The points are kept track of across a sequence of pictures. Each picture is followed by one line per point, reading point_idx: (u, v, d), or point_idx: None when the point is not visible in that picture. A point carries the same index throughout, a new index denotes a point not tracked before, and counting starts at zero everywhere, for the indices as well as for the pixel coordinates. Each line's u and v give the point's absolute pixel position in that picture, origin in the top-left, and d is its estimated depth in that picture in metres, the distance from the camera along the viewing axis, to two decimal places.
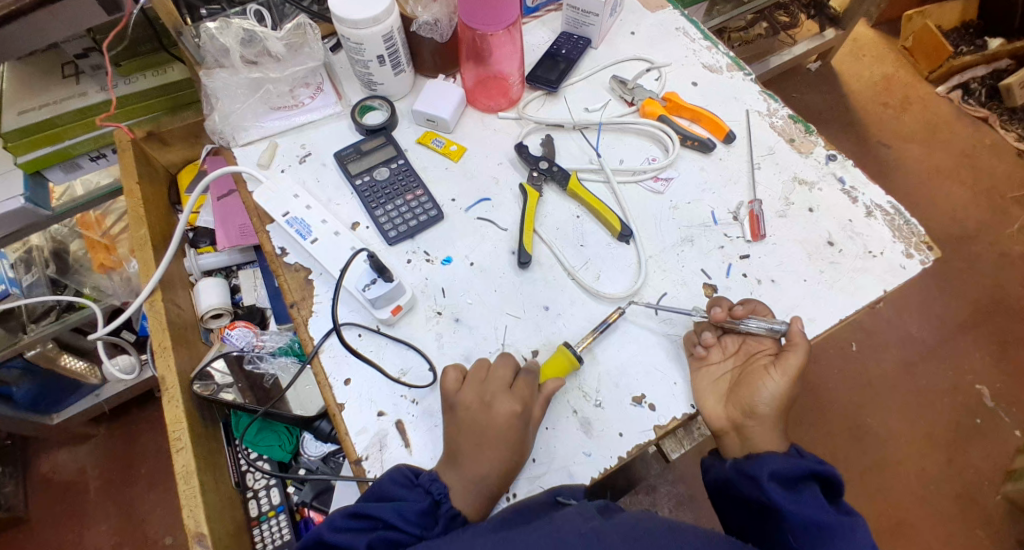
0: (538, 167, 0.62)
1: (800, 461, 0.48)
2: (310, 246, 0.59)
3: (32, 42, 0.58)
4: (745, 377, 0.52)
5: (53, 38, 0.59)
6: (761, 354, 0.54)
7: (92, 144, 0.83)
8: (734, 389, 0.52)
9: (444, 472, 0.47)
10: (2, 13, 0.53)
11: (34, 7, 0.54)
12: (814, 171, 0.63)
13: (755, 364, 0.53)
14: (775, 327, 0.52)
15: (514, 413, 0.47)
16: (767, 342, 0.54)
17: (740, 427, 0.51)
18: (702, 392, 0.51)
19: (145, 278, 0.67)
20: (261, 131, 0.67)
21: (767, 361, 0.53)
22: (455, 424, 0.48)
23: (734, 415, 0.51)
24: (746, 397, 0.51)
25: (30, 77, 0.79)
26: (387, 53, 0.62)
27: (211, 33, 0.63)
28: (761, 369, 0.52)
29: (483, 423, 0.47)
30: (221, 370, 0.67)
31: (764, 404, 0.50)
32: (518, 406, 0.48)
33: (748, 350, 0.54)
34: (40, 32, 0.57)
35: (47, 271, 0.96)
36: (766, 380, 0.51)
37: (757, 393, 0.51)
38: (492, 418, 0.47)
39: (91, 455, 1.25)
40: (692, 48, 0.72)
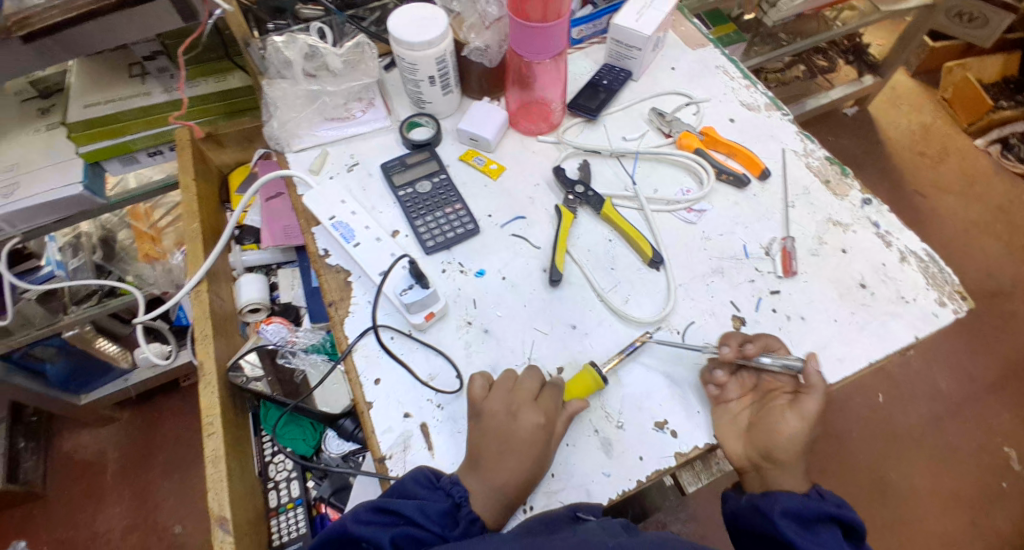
0: (574, 191, 0.65)
1: (818, 504, 0.49)
2: (352, 249, 0.61)
3: (105, 40, 0.63)
4: (764, 418, 0.52)
5: (125, 39, 0.64)
6: (778, 393, 0.54)
7: (151, 140, 0.89)
8: (752, 427, 0.52)
9: (467, 477, 0.48)
10: (78, 13, 0.59)
11: (110, 10, 0.59)
12: (849, 214, 0.64)
13: (771, 403, 0.53)
14: (790, 364, 0.51)
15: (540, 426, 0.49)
16: (784, 379, 0.54)
17: (759, 465, 0.52)
18: (723, 428, 0.52)
19: (192, 269, 0.70)
20: (314, 139, 0.71)
21: (785, 401, 0.53)
22: (476, 429, 0.50)
23: (753, 455, 0.52)
24: (765, 436, 0.51)
25: (98, 73, 0.85)
26: (438, 75, 0.66)
27: (277, 46, 0.69)
28: (778, 409, 0.52)
29: (501, 428, 0.49)
30: (252, 363, 0.69)
31: (787, 446, 0.51)
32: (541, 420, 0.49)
33: (764, 387, 0.55)
34: (114, 31, 0.62)
35: (92, 257, 1.04)
36: (784, 420, 0.51)
37: (776, 436, 0.51)
38: (517, 431, 0.48)
39: (113, 438, 1.29)
40: (731, 86, 0.74)
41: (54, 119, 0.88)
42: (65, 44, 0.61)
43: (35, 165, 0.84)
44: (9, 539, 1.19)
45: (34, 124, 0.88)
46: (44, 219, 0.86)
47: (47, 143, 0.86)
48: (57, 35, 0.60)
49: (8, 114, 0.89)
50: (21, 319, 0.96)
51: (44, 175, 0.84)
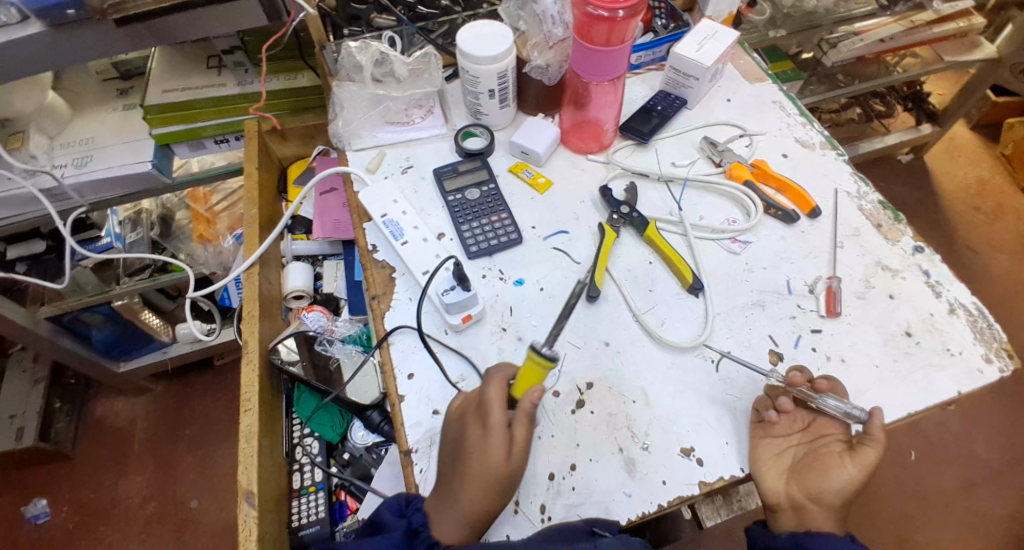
0: (618, 210, 0.66)
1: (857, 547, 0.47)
2: (399, 247, 0.64)
3: (191, 31, 0.68)
4: (817, 461, 0.51)
5: (210, 34, 0.69)
6: (831, 439, 0.53)
7: (219, 129, 0.94)
8: (801, 467, 0.52)
9: (432, 504, 0.49)
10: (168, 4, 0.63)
11: (200, 3, 0.64)
12: (899, 260, 0.63)
13: (823, 448, 0.52)
14: (852, 413, 0.50)
15: (528, 440, 0.49)
16: (839, 427, 0.53)
17: (799, 505, 0.50)
18: (765, 463, 0.51)
19: (248, 252, 0.74)
20: (373, 140, 0.74)
21: (839, 449, 0.52)
22: (456, 443, 0.50)
23: (795, 494, 0.51)
24: (815, 479, 0.50)
25: (180, 63, 0.91)
26: (497, 89, 0.68)
27: (351, 50, 0.73)
28: (833, 457, 0.51)
29: (473, 446, 0.48)
30: (289, 347, 0.71)
31: (833, 493, 0.49)
32: (519, 436, 0.49)
33: (817, 429, 0.54)
34: (201, 23, 0.67)
35: (150, 233, 1.11)
36: (841, 470, 0.50)
37: (826, 480, 0.50)
38: (498, 450, 0.48)
39: (144, 408, 1.34)
40: (787, 122, 0.74)
41: (131, 100, 0.95)
42: (155, 31, 0.66)
43: (109, 141, 0.91)
44: (35, 495, 1.24)
45: (112, 103, 0.95)
46: (112, 192, 0.92)
47: (122, 122, 0.93)
48: (149, 22, 0.65)
49: (90, 91, 0.96)
50: (76, 283, 1.05)
51: (115, 151, 0.90)
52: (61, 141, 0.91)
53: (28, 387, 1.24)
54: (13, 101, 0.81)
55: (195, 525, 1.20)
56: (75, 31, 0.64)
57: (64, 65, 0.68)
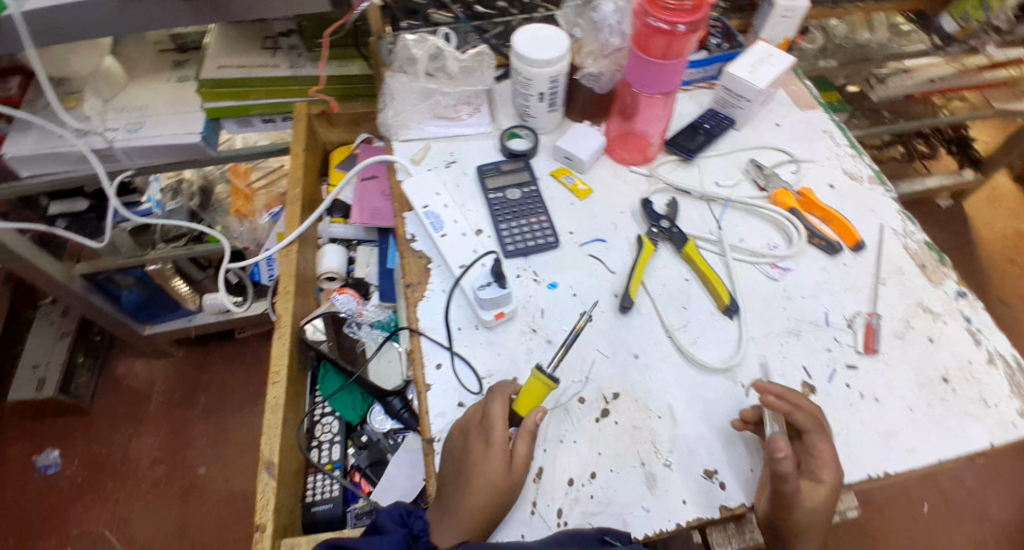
0: (658, 225, 0.66)
1: None
2: (438, 239, 0.65)
3: (255, 11, 0.70)
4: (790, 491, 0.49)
5: (271, 15, 0.70)
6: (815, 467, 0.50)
7: (270, 108, 0.95)
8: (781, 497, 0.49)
9: (434, 516, 0.50)
10: None
11: None
12: (941, 303, 0.61)
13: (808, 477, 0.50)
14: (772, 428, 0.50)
15: (529, 456, 0.50)
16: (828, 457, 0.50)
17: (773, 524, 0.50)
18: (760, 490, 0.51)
19: (290, 229, 0.76)
20: (421, 133, 0.76)
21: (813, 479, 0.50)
22: (461, 454, 0.51)
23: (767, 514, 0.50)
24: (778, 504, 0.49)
25: (237, 42, 0.93)
26: (548, 92, 0.68)
27: (407, 43, 0.74)
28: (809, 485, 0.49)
29: (476, 460, 0.49)
30: (316, 328, 0.73)
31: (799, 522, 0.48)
32: (520, 451, 0.50)
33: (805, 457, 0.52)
34: (266, 5, 0.69)
35: (189, 203, 1.13)
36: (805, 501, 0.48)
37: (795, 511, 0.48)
38: (500, 460, 0.49)
39: (163, 372, 1.37)
40: (837, 153, 0.73)
41: (185, 72, 0.98)
42: (222, 8, 0.68)
43: (161, 111, 0.93)
44: (49, 446, 1.27)
45: (167, 74, 0.97)
46: (159, 159, 0.95)
47: (175, 93, 0.96)
48: None
49: (146, 59, 0.98)
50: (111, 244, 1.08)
51: (164, 121, 0.92)
52: (114, 105, 0.93)
53: (55, 339, 1.27)
54: (71, 62, 0.85)
55: (201, 492, 1.22)
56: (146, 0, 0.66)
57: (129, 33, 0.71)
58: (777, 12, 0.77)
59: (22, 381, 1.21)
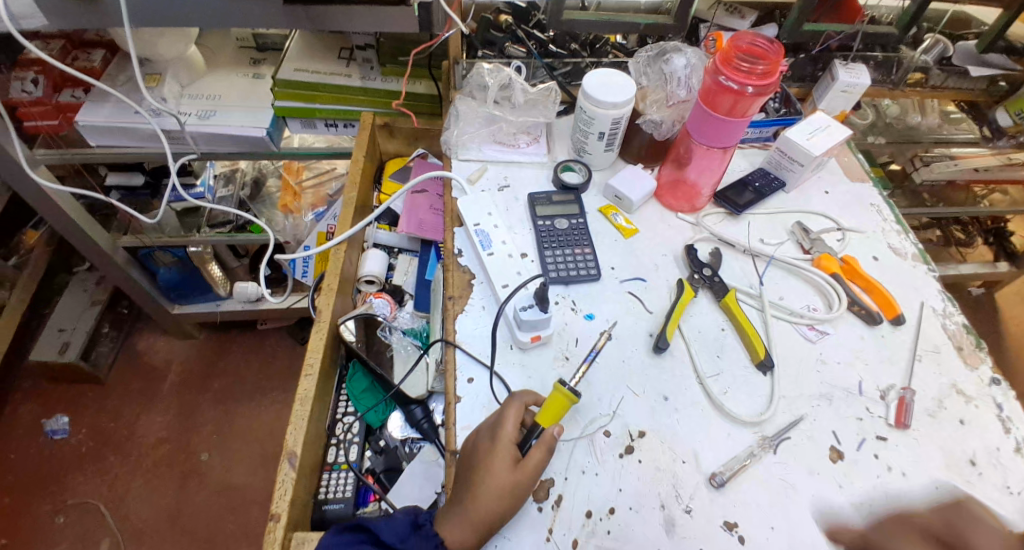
0: (701, 272, 0.67)
1: None
2: (485, 256, 0.67)
3: (341, 24, 0.74)
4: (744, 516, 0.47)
5: (355, 27, 0.74)
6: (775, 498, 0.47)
7: (336, 113, 1.00)
8: None
9: (443, 515, 0.50)
10: None
11: (362, 2, 0.71)
12: (975, 386, 0.61)
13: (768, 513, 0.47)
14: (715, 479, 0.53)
15: (539, 467, 0.50)
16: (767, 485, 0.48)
17: None
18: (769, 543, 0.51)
19: (340, 230, 0.80)
20: (479, 156, 0.79)
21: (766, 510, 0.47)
22: (471, 454, 0.52)
23: None
24: None
25: (315, 49, 0.99)
26: (608, 133, 0.71)
27: (481, 72, 0.78)
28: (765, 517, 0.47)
29: (486, 468, 0.49)
30: (350, 330, 0.74)
31: None
32: (533, 459, 0.50)
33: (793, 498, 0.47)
34: (353, 20, 0.73)
35: (240, 194, 1.18)
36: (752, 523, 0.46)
37: None
38: (507, 466, 0.49)
39: (182, 353, 1.40)
40: (883, 226, 0.74)
41: (261, 70, 1.03)
42: (313, 17, 0.73)
43: (232, 102, 0.98)
44: (59, 412, 1.29)
45: (243, 70, 1.03)
46: (225, 147, 0.99)
47: (249, 88, 1.01)
48: (311, 8, 0.71)
49: (226, 53, 1.04)
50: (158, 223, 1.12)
51: (234, 112, 0.97)
52: (189, 91, 0.98)
53: (86, 305, 1.30)
54: (159, 45, 0.90)
55: (200, 479, 1.22)
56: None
57: (222, 26, 0.76)
58: (837, 87, 0.80)
59: (46, 342, 1.23)
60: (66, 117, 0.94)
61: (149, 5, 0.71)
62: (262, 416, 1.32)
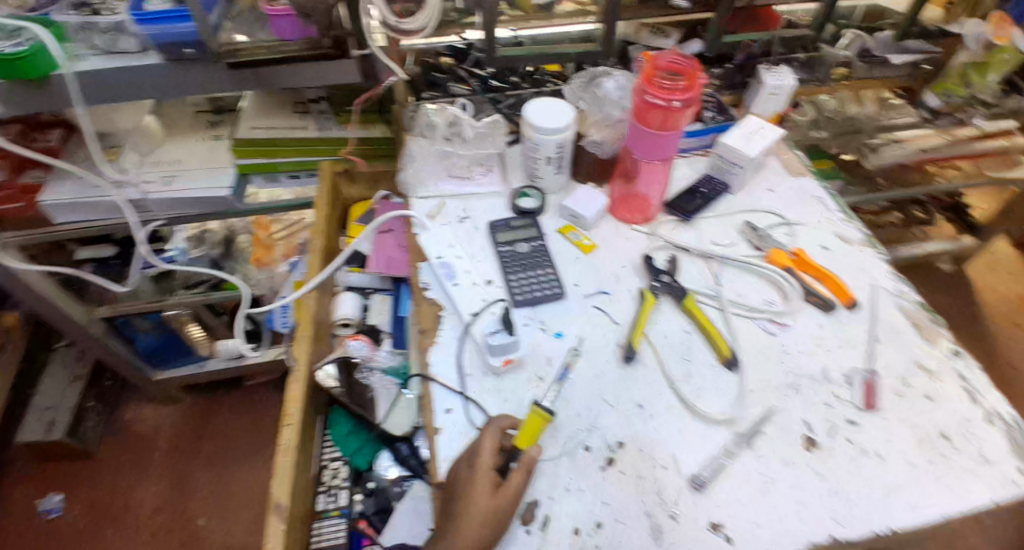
0: (661, 279, 0.69)
1: None
2: (451, 287, 0.68)
3: (287, 81, 0.78)
4: None
5: (301, 83, 0.78)
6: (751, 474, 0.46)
7: (294, 165, 1.02)
8: None
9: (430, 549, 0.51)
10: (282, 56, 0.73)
11: (306, 59, 0.74)
12: (936, 361, 0.63)
13: None
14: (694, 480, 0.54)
15: (520, 489, 0.51)
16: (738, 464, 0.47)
17: None
18: (756, 537, 0.51)
19: (312, 276, 0.83)
20: (437, 190, 0.81)
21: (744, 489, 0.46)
22: (452, 484, 0.53)
23: None
24: None
25: (269, 106, 1.02)
26: (555, 156, 0.74)
27: (428, 112, 0.84)
28: None
29: (467, 497, 0.50)
30: (330, 375, 0.77)
31: None
32: (512, 482, 0.51)
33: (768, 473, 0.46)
34: (299, 77, 0.77)
35: (210, 253, 1.18)
36: None
37: None
38: (487, 491, 0.50)
39: (169, 419, 1.38)
40: (829, 217, 0.78)
41: (219, 131, 1.06)
42: (260, 78, 0.76)
43: (192, 165, 1.00)
44: (52, 490, 1.26)
45: (202, 133, 1.05)
46: (189, 210, 1.01)
47: (209, 150, 1.03)
48: (257, 70, 0.75)
49: (184, 119, 1.07)
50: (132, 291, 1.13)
51: (196, 175, 0.99)
52: (149, 159, 1.00)
53: (64, 383, 1.29)
54: (116, 119, 0.94)
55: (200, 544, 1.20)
56: (192, 67, 0.74)
57: (170, 96, 0.78)
58: (765, 90, 0.84)
59: (26, 426, 1.21)
60: (30, 199, 0.94)
61: (93, 83, 0.73)
62: (257, 475, 1.30)
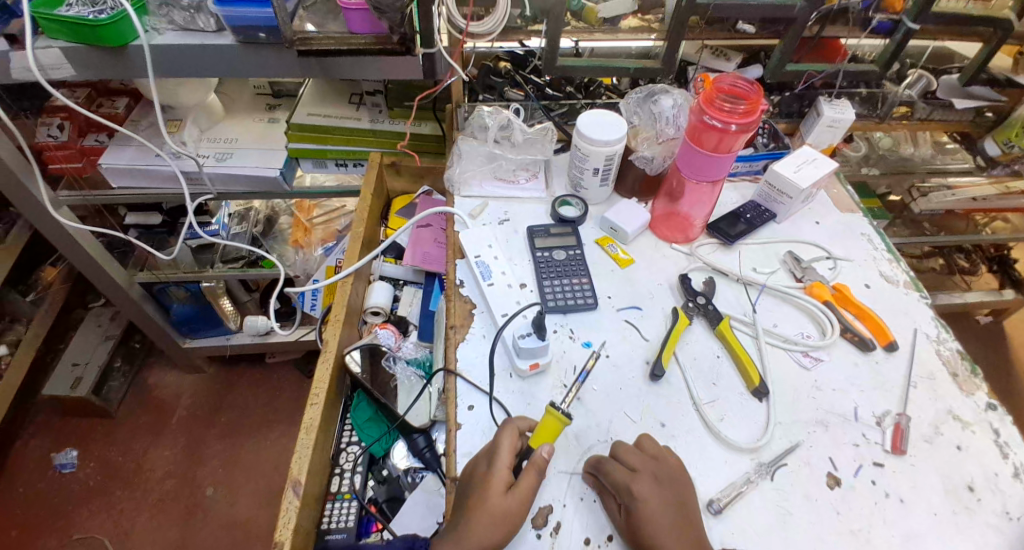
0: (695, 300, 0.69)
1: None
2: (485, 286, 0.69)
3: (350, 72, 0.80)
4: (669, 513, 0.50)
5: (364, 75, 0.80)
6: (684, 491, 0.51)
7: (344, 154, 1.04)
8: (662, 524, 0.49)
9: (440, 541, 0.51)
10: (347, 48, 0.75)
11: (372, 52, 0.76)
12: (972, 412, 0.61)
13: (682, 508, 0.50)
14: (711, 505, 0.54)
15: (534, 491, 0.51)
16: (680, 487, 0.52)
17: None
18: None
19: (348, 262, 0.84)
20: (480, 192, 0.83)
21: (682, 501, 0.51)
22: (468, 479, 0.53)
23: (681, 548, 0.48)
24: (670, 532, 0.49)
25: (327, 94, 1.05)
26: (602, 168, 0.75)
27: (482, 114, 0.83)
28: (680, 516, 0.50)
29: (481, 493, 0.50)
30: (355, 360, 0.78)
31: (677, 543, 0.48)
32: (527, 484, 0.51)
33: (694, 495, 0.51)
34: (363, 68, 0.79)
35: (251, 230, 1.21)
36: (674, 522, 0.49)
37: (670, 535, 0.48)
38: (502, 490, 0.50)
39: (191, 387, 1.42)
40: (873, 255, 0.76)
41: (276, 114, 1.09)
42: (325, 66, 0.78)
43: (247, 145, 1.04)
44: (70, 446, 1.30)
45: (260, 114, 1.09)
46: (239, 187, 1.04)
47: (264, 131, 1.07)
48: (322, 59, 0.77)
49: (244, 98, 1.11)
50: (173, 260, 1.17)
51: (248, 154, 1.02)
52: (207, 135, 1.04)
53: (99, 340, 1.34)
54: (180, 94, 0.96)
55: (204, 516, 1.22)
56: (262, 50, 0.76)
57: (236, 76, 0.81)
58: (823, 122, 0.83)
59: (60, 377, 1.26)
60: (89, 159, 0.99)
61: (168, 58, 0.76)
62: (268, 450, 1.32)
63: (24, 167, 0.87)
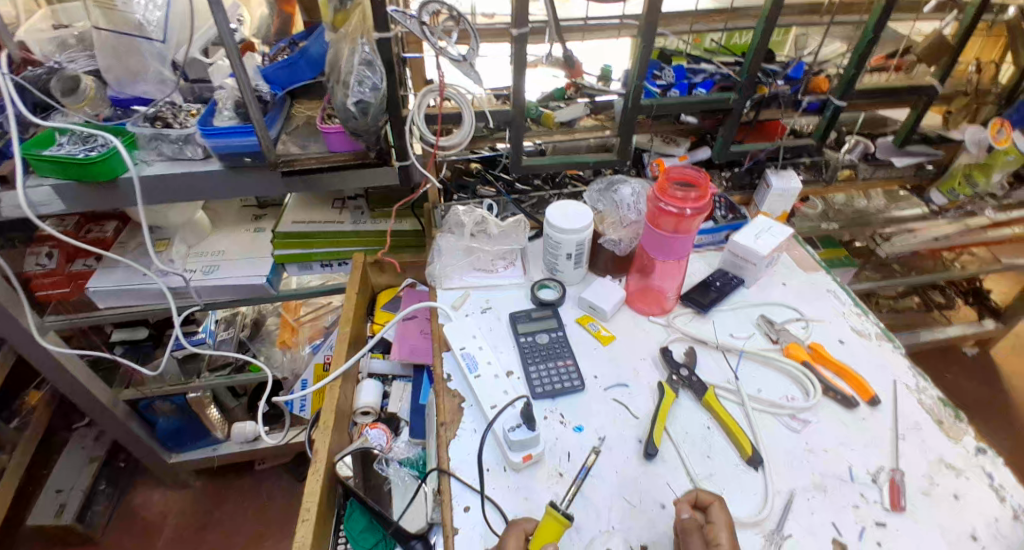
0: (678, 372, 0.70)
1: None
2: (473, 378, 0.70)
3: (332, 183, 0.85)
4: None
5: (345, 186, 0.86)
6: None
7: (328, 255, 1.07)
8: None
9: None
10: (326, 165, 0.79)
11: (353, 163, 0.81)
12: (962, 459, 0.62)
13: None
14: None
15: None
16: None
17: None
18: None
19: (336, 363, 0.85)
20: (461, 283, 0.86)
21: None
22: None
23: None
24: None
25: (311, 202, 1.10)
26: (575, 253, 0.78)
27: (456, 212, 0.88)
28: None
29: None
30: (347, 464, 0.77)
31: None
32: None
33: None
34: (343, 180, 0.85)
35: (237, 335, 1.20)
36: None
37: None
38: None
39: (177, 505, 1.35)
40: (842, 310, 0.79)
41: (261, 224, 1.13)
42: (308, 183, 0.84)
43: (233, 256, 1.07)
44: None
45: (247, 225, 1.13)
46: (227, 296, 1.06)
47: (250, 241, 1.10)
48: (306, 176, 0.83)
49: (231, 212, 1.15)
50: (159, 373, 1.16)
51: (233, 267, 1.04)
52: (194, 250, 1.07)
53: (83, 463, 1.28)
54: (169, 213, 1.00)
55: None
56: (247, 171, 0.81)
57: (220, 196, 0.85)
58: (773, 192, 0.90)
59: (43, 505, 1.20)
60: (76, 283, 1.01)
61: (157, 186, 0.81)
62: None
63: (11, 298, 0.89)
